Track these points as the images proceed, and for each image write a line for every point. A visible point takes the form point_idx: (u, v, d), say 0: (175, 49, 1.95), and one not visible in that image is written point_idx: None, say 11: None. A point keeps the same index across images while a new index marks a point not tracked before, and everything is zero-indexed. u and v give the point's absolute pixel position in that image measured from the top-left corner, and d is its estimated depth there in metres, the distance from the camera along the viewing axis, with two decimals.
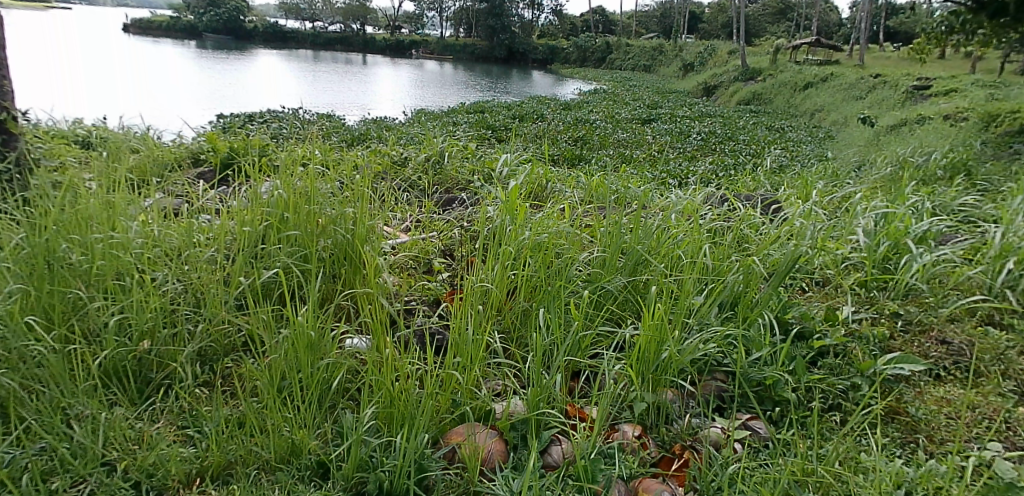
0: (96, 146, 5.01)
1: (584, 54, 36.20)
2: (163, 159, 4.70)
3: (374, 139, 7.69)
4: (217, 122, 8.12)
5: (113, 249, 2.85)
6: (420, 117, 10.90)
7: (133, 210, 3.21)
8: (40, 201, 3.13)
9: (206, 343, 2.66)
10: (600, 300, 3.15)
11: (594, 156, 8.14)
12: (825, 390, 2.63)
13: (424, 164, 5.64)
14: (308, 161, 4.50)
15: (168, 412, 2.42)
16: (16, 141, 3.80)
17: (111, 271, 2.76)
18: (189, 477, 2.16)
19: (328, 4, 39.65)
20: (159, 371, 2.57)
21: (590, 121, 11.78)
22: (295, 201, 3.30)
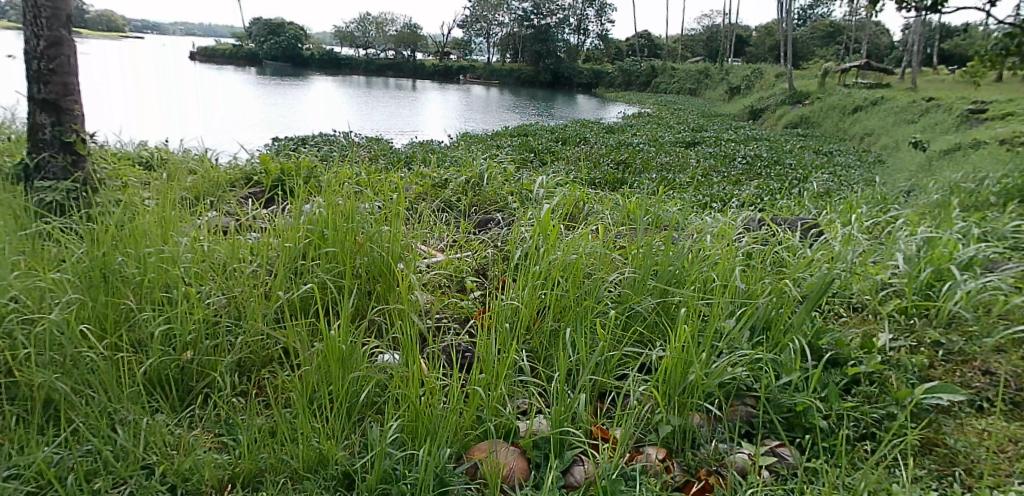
0: (157, 167, 5.30)
1: (629, 78, 36.18)
2: (218, 181, 4.94)
3: (418, 162, 7.89)
4: (271, 145, 8.46)
5: (163, 263, 3.00)
6: (464, 140, 11.10)
7: (186, 227, 3.39)
8: (102, 218, 3.34)
9: (244, 354, 2.76)
10: (630, 322, 3.16)
11: (636, 179, 8.11)
12: (858, 418, 2.55)
13: (465, 187, 5.77)
14: (353, 181, 4.67)
15: (206, 420, 2.52)
16: (84, 162, 4.09)
17: (160, 283, 2.90)
18: (220, 483, 2.23)
19: (380, 33, 40.94)
20: (200, 380, 2.69)
21: (633, 145, 11.76)
22: (334, 220, 3.43)
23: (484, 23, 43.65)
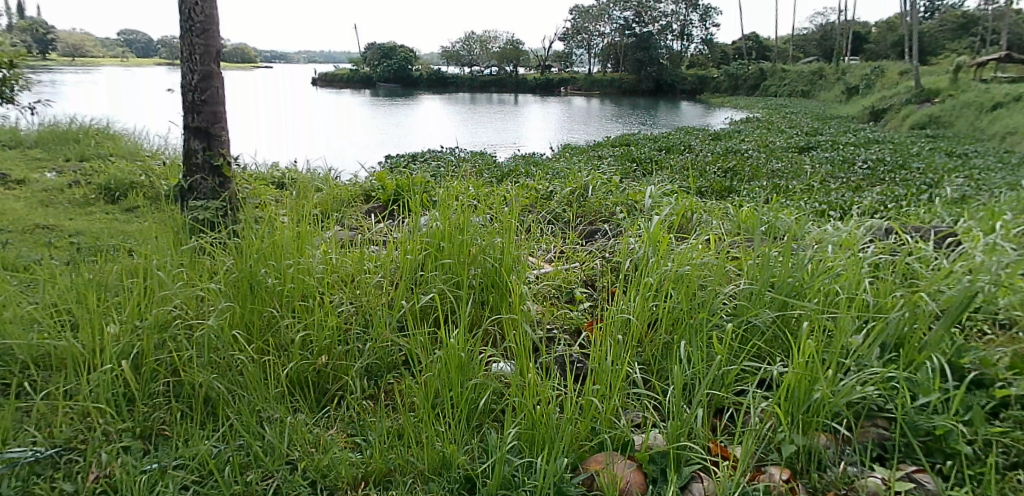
0: (289, 186, 5.78)
1: (735, 82, 34.86)
2: (341, 197, 5.32)
3: (522, 174, 8.06)
4: (385, 162, 8.96)
5: (300, 274, 3.26)
6: (566, 152, 11.20)
7: (317, 241, 3.69)
8: (246, 233, 3.69)
9: (372, 360, 2.95)
10: (747, 336, 3.07)
11: (745, 187, 7.83)
12: (1010, 445, 2.34)
13: (569, 198, 5.84)
14: (463, 195, 4.87)
15: (340, 420, 2.71)
16: (229, 183, 4.54)
17: (297, 293, 3.16)
18: (355, 480, 2.36)
19: (483, 50, 42.12)
20: (334, 383, 2.89)
21: (741, 151, 11.35)
22: (450, 233, 3.61)
23: (584, 34, 43.77)
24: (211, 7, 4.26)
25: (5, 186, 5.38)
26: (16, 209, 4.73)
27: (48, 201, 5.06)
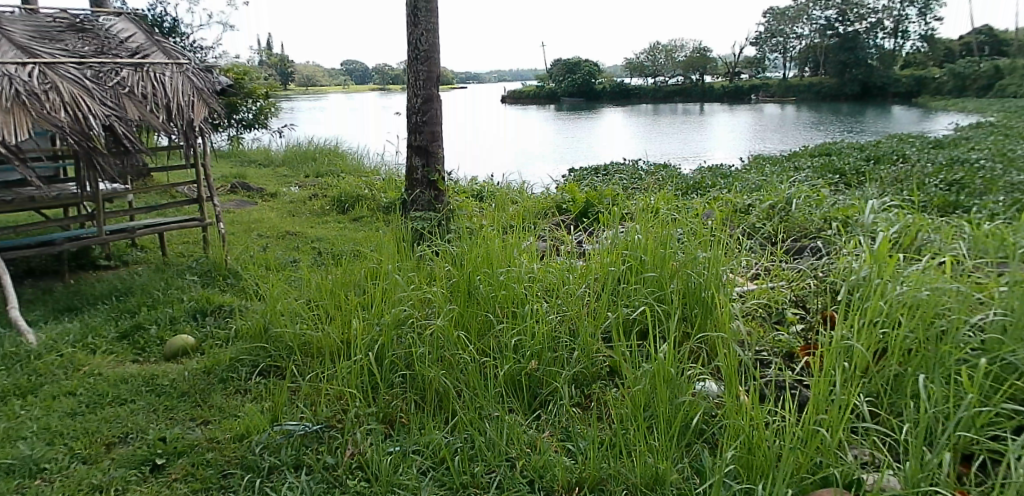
0: (488, 198, 6.16)
1: (962, 81, 30.27)
2: (536, 209, 5.54)
3: (713, 186, 7.76)
4: (571, 175, 9.16)
5: (510, 281, 3.41)
6: (759, 162, 10.54)
7: (520, 250, 3.87)
8: (461, 242, 4.00)
9: (580, 369, 2.99)
10: (1002, 374, 2.66)
11: (984, 201, 6.76)
12: None
13: (770, 213, 5.51)
14: (659, 207, 4.81)
15: (551, 425, 2.79)
16: (443, 196, 4.95)
17: (508, 300, 3.32)
18: (570, 485, 2.42)
19: (668, 61, 41.36)
20: (544, 388, 2.97)
21: (976, 160, 9.83)
22: (652, 247, 3.58)
23: (776, 37, 40.97)
24: (435, 37, 4.70)
25: (262, 198, 6.40)
26: (271, 218, 5.60)
27: (294, 212, 5.91)
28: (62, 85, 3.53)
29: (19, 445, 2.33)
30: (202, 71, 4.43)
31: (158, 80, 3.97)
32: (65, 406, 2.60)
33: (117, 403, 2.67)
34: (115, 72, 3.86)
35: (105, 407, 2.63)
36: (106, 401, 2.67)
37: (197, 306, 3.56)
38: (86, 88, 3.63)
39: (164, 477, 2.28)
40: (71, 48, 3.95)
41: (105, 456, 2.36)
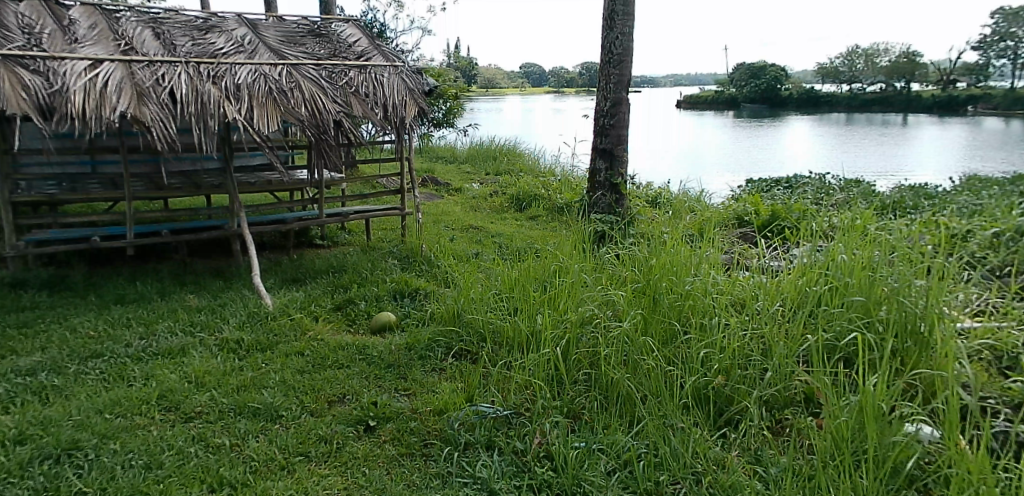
0: (664, 205, 6.03)
1: None
2: (717, 218, 5.31)
3: (922, 205, 6.89)
4: (750, 184, 8.67)
5: (697, 291, 3.17)
6: (978, 179, 9.18)
7: (707, 256, 3.59)
8: (642, 245, 3.96)
9: (769, 392, 2.73)
10: None
11: None
12: None
13: (1000, 240, 4.76)
14: (862, 222, 4.36)
15: (740, 446, 2.58)
16: (624, 200, 4.94)
17: (694, 312, 3.09)
18: None
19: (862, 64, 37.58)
20: (732, 406, 2.75)
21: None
22: (860, 267, 3.03)
23: None
24: (629, 41, 4.70)
25: (448, 193, 6.84)
26: (456, 212, 5.97)
27: (476, 208, 6.25)
28: (304, 84, 4.07)
29: (263, 392, 2.68)
30: (413, 73, 4.83)
31: (377, 81, 4.41)
32: (295, 363, 2.96)
33: (335, 367, 2.99)
34: (345, 72, 4.34)
35: (326, 369, 2.96)
36: (326, 363, 3.00)
37: (396, 288, 3.91)
38: (322, 87, 4.14)
39: (375, 438, 2.54)
40: (310, 51, 4.54)
41: (327, 411, 2.66)
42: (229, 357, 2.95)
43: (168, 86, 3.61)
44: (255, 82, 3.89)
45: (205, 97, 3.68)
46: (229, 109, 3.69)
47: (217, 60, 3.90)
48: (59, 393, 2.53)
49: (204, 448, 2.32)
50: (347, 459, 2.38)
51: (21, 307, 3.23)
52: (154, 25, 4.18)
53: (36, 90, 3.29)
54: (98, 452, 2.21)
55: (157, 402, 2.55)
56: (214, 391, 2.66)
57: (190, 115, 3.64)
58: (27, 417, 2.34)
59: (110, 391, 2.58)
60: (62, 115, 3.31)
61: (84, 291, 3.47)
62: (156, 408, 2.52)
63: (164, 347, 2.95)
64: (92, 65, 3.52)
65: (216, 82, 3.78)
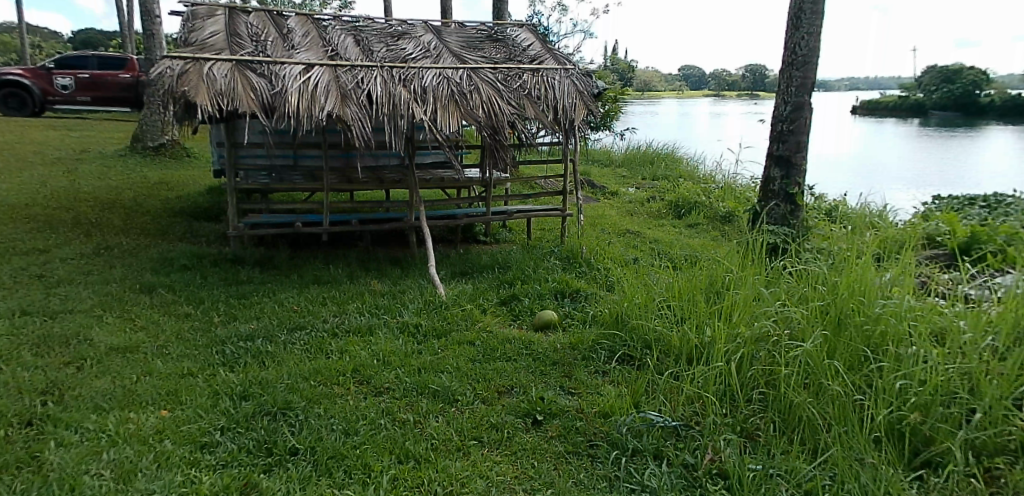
0: (841, 220, 5.57)
1: None
2: (907, 236, 4.79)
3: None
4: (942, 200, 7.74)
5: (890, 315, 2.71)
6: None
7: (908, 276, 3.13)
8: (823, 260, 3.67)
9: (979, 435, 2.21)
10: None
11: None
12: None
13: None
14: None
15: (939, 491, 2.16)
16: (798, 211, 4.63)
17: (888, 339, 2.65)
18: None
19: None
20: (930, 447, 2.32)
21: None
22: None
23: None
24: (815, 42, 4.41)
25: (604, 196, 6.86)
26: (613, 216, 5.96)
27: (633, 212, 6.20)
28: (482, 88, 4.28)
29: (441, 376, 2.86)
30: (584, 75, 4.87)
31: (550, 84, 4.53)
32: (467, 352, 3.12)
33: (503, 359, 3.11)
34: (519, 75, 4.51)
35: (495, 360, 3.08)
36: (495, 355, 3.13)
37: (558, 287, 3.98)
38: (498, 91, 4.33)
39: (543, 433, 2.56)
40: (488, 55, 4.79)
41: (497, 401, 2.75)
42: (410, 340, 3.19)
43: (366, 89, 4.01)
44: (439, 85, 4.17)
45: (397, 100, 4.02)
46: (416, 111, 3.99)
47: (407, 65, 4.27)
48: (273, 358, 2.88)
49: (392, 421, 2.52)
50: (517, 450, 2.42)
51: (240, 281, 3.73)
52: (356, 33, 4.70)
53: (263, 91, 3.81)
54: (307, 414, 2.48)
55: (351, 375, 2.81)
56: (399, 370, 2.88)
57: (383, 115, 3.99)
58: (250, 376, 2.69)
59: (312, 361, 2.88)
60: (281, 113, 3.80)
61: (289, 271, 3.95)
62: (351, 379, 2.78)
63: (354, 325, 3.26)
64: (306, 69, 4.01)
65: (407, 85, 4.12)
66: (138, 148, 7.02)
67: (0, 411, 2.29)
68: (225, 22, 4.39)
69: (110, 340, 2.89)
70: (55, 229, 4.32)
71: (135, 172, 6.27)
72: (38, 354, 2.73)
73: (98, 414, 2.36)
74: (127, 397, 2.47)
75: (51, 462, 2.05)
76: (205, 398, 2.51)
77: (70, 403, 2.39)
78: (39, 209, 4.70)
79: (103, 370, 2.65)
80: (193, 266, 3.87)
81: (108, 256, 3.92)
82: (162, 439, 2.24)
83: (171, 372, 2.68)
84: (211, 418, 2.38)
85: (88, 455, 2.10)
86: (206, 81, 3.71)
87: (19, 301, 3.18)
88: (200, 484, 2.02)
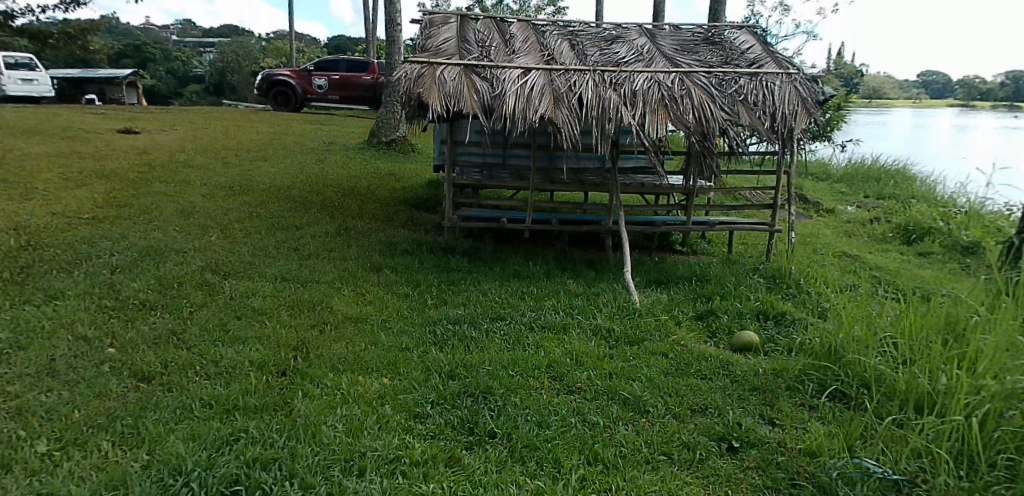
0: None
1: None
2: None
3: None
4: None
5: None
6: None
7: None
8: None
9: None
10: None
11: None
12: None
13: None
14: None
15: None
16: None
17: None
18: None
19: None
20: None
21: None
22: None
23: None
24: None
25: (817, 213, 6.29)
26: (828, 236, 5.44)
27: (852, 234, 5.60)
28: (694, 92, 4.15)
29: (633, 384, 2.84)
30: (809, 80, 4.50)
31: (769, 89, 4.25)
32: (660, 363, 3.07)
33: (698, 376, 3.00)
34: (734, 80, 4.31)
35: (689, 376, 2.98)
36: (690, 370, 3.03)
37: (761, 308, 3.74)
38: (711, 96, 4.16)
39: (739, 461, 2.41)
40: (702, 58, 4.64)
41: (690, 419, 2.65)
42: (603, 344, 3.22)
43: (578, 92, 4.11)
44: (650, 89, 4.13)
45: (607, 103, 4.06)
46: (625, 115, 3.99)
47: (619, 69, 4.30)
48: (476, 343, 3.10)
49: (582, 421, 2.56)
50: (710, 473, 2.31)
51: (450, 268, 4.07)
52: (571, 38, 4.87)
53: (484, 94, 4.10)
54: (505, 401, 2.63)
55: (546, 370, 2.92)
56: (591, 371, 2.92)
57: (592, 118, 4.06)
58: (456, 358, 2.93)
59: (511, 351, 3.04)
60: (499, 114, 4.05)
61: (493, 264, 4.22)
62: (545, 374, 2.88)
63: (550, 322, 3.38)
64: (524, 73, 4.24)
65: (617, 88, 4.14)
66: (372, 142, 7.96)
67: (264, 360, 2.75)
68: (456, 29, 4.80)
69: (346, 310, 3.33)
70: (307, 209, 5.07)
71: (368, 164, 7.12)
72: (292, 314, 3.24)
73: (334, 373, 2.72)
74: (357, 362, 2.82)
75: (299, 409, 2.41)
76: (418, 372, 2.77)
77: (314, 360, 2.80)
78: (297, 191, 5.57)
79: (340, 335, 3.06)
80: (412, 252, 4.31)
81: (346, 236, 4.51)
82: (383, 403, 2.52)
83: (392, 345, 3.01)
84: (423, 392, 2.63)
85: (326, 408, 2.44)
86: (437, 83, 4.08)
87: (280, 268, 3.80)
88: (412, 450, 2.25)
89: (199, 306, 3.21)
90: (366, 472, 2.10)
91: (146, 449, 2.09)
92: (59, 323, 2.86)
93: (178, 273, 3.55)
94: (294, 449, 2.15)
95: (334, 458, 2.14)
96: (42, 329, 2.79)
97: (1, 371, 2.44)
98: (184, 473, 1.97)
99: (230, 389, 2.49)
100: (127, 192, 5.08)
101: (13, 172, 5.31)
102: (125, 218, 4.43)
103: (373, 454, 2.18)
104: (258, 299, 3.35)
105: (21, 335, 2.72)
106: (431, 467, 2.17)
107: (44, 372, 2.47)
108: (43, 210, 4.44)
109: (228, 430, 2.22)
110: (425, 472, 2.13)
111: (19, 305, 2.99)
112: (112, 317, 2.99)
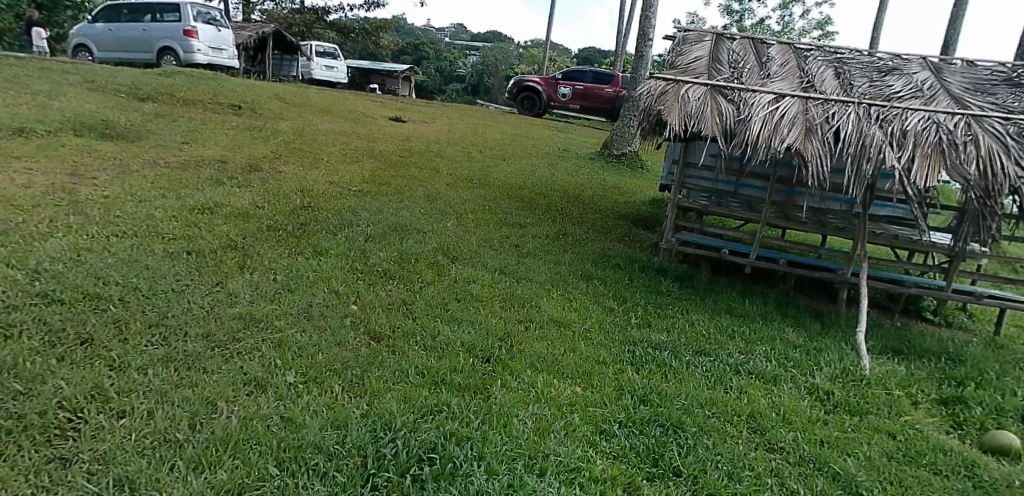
0: None
1: None
2: None
3: None
4: None
5: None
6: None
7: None
8: None
9: None
10: None
11: None
12: None
13: None
14: None
15: None
16: None
17: None
18: None
19: None
20: None
21: None
22: None
23: None
24: None
25: None
26: None
27: None
28: (984, 140, 3.51)
29: (846, 459, 2.51)
30: None
31: None
32: (884, 444, 2.66)
33: (931, 470, 2.54)
34: None
35: (919, 468, 2.54)
36: (922, 461, 2.58)
37: None
38: (1006, 147, 3.48)
39: None
40: (1001, 101, 3.91)
41: None
42: (817, 406, 2.90)
43: (835, 125, 3.73)
44: (925, 130, 3.58)
45: (868, 140, 3.61)
46: (889, 155, 3.51)
47: (890, 104, 3.81)
48: (675, 374, 3.00)
49: (779, 485, 2.33)
50: None
51: (660, 291, 3.99)
52: (837, 65, 4.44)
53: (728, 117, 3.94)
54: (696, 440, 2.51)
55: (747, 419, 2.71)
56: (798, 433, 2.65)
57: (847, 155, 3.65)
58: (652, 383, 2.87)
59: (710, 391, 2.88)
60: (740, 140, 3.85)
61: (706, 295, 4.04)
62: (745, 423, 2.68)
63: (759, 369, 3.13)
64: (776, 98, 3.97)
65: (883, 125, 3.67)
66: (604, 153, 8.09)
67: (473, 344, 2.97)
68: (709, 48, 4.68)
69: (552, 313, 3.44)
70: (533, 210, 5.34)
71: (596, 174, 7.26)
72: (504, 307, 3.45)
73: (533, 370, 2.84)
74: (554, 365, 2.91)
75: (495, 397, 2.56)
76: (611, 389, 2.77)
77: (516, 354, 2.95)
78: (526, 192, 5.89)
79: (543, 335, 3.18)
80: (624, 267, 4.30)
81: (563, 241, 4.66)
82: (573, 411, 2.57)
83: (590, 356, 3.04)
84: (613, 409, 2.62)
85: (519, 402, 2.56)
86: (680, 102, 4.01)
87: (500, 261, 4.06)
88: (593, 465, 2.25)
89: (428, 283, 3.58)
90: (546, 474, 2.16)
91: (366, 399, 2.39)
92: (321, 276, 3.39)
93: (417, 250, 3.99)
94: (486, 434, 2.29)
95: (519, 453, 2.23)
96: (308, 278, 3.33)
97: (277, 307, 2.98)
98: (392, 430, 2.22)
99: (440, 363, 2.73)
100: (387, 172, 5.83)
101: (308, 143, 6.43)
102: (382, 194, 5.10)
103: (556, 458, 2.24)
104: (477, 286, 3.62)
105: (293, 280, 3.28)
106: (608, 487, 2.16)
107: (304, 314, 2.96)
108: (325, 178, 5.31)
109: (433, 400, 2.44)
110: (602, 491, 2.13)
111: (295, 255, 3.61)
112: (362, 279, 3.47)
